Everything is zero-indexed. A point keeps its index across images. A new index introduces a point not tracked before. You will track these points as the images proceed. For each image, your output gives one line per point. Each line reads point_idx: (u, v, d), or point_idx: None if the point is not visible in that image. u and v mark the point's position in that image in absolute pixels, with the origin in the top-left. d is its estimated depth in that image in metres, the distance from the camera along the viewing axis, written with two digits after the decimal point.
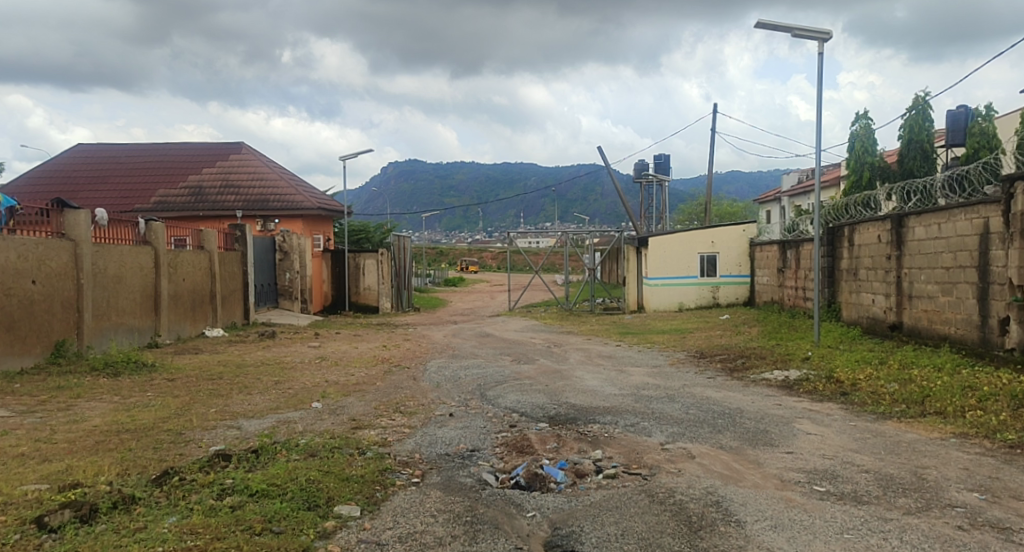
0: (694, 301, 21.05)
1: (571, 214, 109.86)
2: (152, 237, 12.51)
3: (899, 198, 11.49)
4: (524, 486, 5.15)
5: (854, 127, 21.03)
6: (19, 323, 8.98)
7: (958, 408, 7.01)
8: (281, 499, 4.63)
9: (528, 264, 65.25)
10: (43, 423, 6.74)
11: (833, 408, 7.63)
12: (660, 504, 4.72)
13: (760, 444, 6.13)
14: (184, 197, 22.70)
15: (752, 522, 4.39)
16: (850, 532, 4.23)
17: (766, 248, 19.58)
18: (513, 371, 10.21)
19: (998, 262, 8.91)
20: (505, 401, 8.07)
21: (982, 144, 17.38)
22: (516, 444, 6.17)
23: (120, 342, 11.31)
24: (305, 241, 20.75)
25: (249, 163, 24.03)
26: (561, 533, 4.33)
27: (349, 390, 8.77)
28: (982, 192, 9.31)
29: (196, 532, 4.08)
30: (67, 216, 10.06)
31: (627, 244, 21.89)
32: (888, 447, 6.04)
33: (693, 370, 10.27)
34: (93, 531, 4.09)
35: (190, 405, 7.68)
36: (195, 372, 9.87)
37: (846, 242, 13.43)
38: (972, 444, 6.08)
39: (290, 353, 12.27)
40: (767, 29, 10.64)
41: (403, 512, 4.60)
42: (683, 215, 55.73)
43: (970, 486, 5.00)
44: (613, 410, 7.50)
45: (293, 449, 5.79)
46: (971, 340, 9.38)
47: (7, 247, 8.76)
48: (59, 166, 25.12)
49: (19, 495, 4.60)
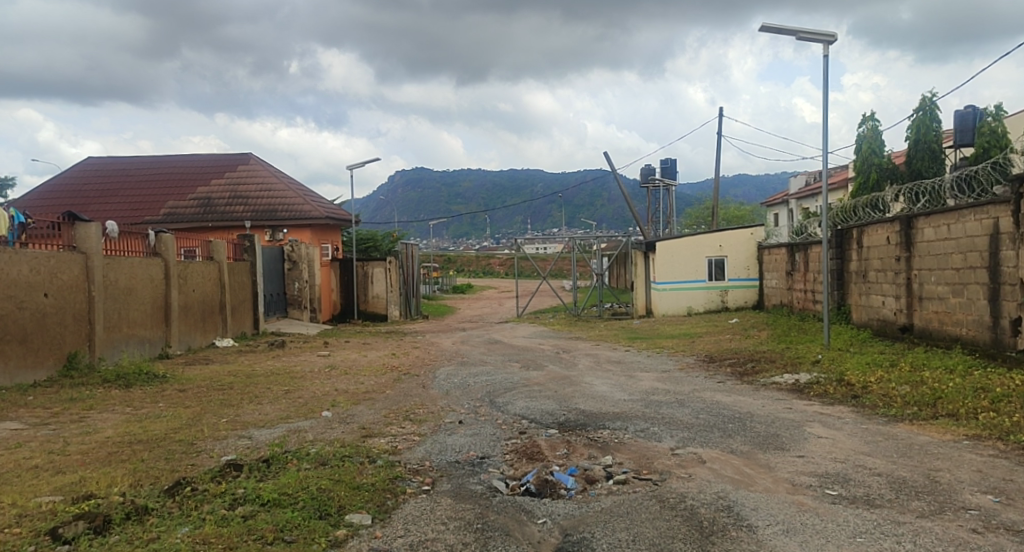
0: (702, 306, 20.97)
1: (577, 220, 110.37)
2: (163, 248, 12.62)
3: (907, 199, 11.40)
4: (534, 492, 5.16)
5: (860, 129, 21.09)
6: (31, 335, 9.06)
7: (971, 410, 6.98)
8: (292, 508, 4.64)
9: (536, 271, 66.05)
10: (56, 434, 6.80)
11: (844, 411, 7.60)
12: (671, 509, 4.70)
13: (771, 448, 6.12)
14: (193, 209, 22.86)
15: (764, 527, 4.38)
16: (862, 536, 4.21)
17: (774, 251, 19.50)
18: (523, 377, 10.22)
19: (1008, 263, 8.85)
20: (514, 408, 8.10)
21: (991, 143, 17.27)
22: (526, 451, 6.16)
23: (131, 353, 11.37)
24: (313, 250, 20.99)
25: (257, 174, 24.20)
26: (572, 540, 4.31)
27: (359, 398, 8.82)
28: (991, 192, 9.28)
29: (209, 542, 4.10)
30: (78, 229, 10.14)
31: (636, 250, 22.51)
32: (900, 449, 6.00)
33: (703, 375, 10.22)
34: (107, 542, 4.10)
35: (201, 415, 7.71)
36: (207, 382, 9.92)
37: (855, 244, 13.37)
38: (985, 445, 6.04)
39: (299, 362, 12.30)
40: (772, 33, 10.70)
41: (414, 520, 4.61)
42: (691, 218, 56.03)
43: (984, 488, 4.96)
44: (623, 415, 7.50)
45: (304, 458, 5.81)
46: (983, 341, 9.33)
47: (18, 263, 8.82)
48: (70, 180, 25.34)
49: (34, 507, 4.64)
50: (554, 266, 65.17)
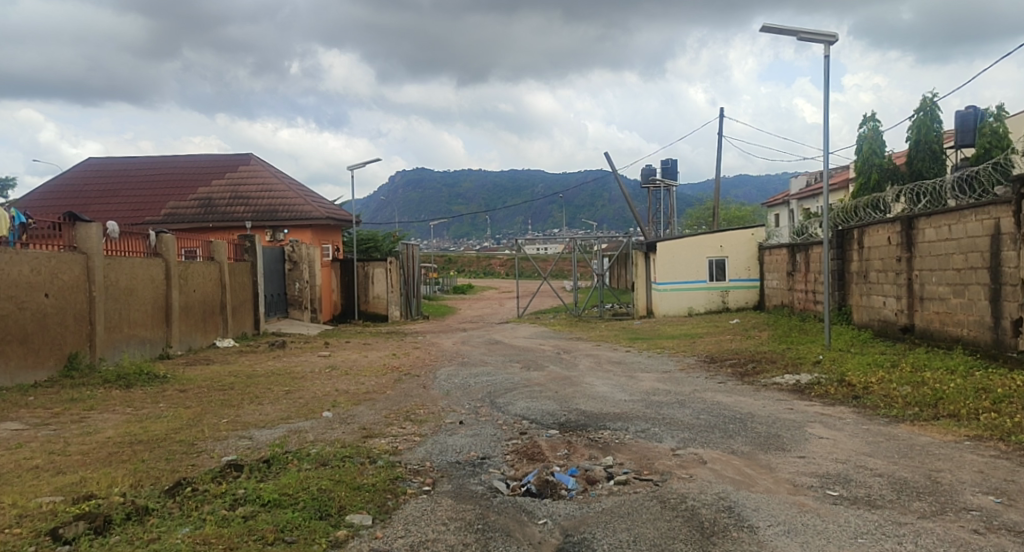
0: (703, 306, 20.95)
1: (578, 221, 110.36)
2: (163, 249, 12.62)
3: (908, 200, 11.38)
4: (535, 493, 5.15)
5: (861, 129, 21.08)
6: (32, 335, 9.06)
7: (972, 411, 6.97)
8: (293, 508, 4.64)
9: (537, 272, 66.06)
10: (56, 435, 6.80)
11: (845, 411, 7.59)
12: (672, 510, 4.69)
13: (773, 448, 6.11)
14: (194, 209, 22.88)
15: (766, 527, 4.38)
16: (863, 537, 4.21)
17: (775, 252, 19.49)
18: (523, 378, 10.21)
19: (1010, 263, 8.84)
20: (515, 408, 8.10)
21: (992, 144, 17.24)
22: (527, 452, 6.16)
23: (132, 354, 11.36)
24: (314, 250, 20.99)
25: (258, 174, 24.21)
26: (572, 541, 4.31)
27: (360, 399, 8.82)
28: (993, 193, 9.27)
29: (209, 542, 4.10)
30: (78, 230, 10.13)
31: (636, 251, 22.54)
32: (902, 450, 6.00)
33: (703, 375, 10.21)
34: (107, 543, 4.10)
35: (202, 415, 7.72)
36: (207, 383, 9.92)
37: (855, 244, 13.37)
38: (987, 446, 6.02)
39: (300, 363, 12.30)
40: (772, 34, 10.70)
41: (415, 521, 4.60)
42: (692, 219, 56.01)
43: (985, 489, 4.96)
44: (624, 416, 7.49)
45: (304, 459, 5.80)
46: (984, 341, 9.32)
47: (18, 263, 8.82)
48: (71, 181, 25.36)
49: (34, 507, 4.64)
50: (555, 267, 65.19)
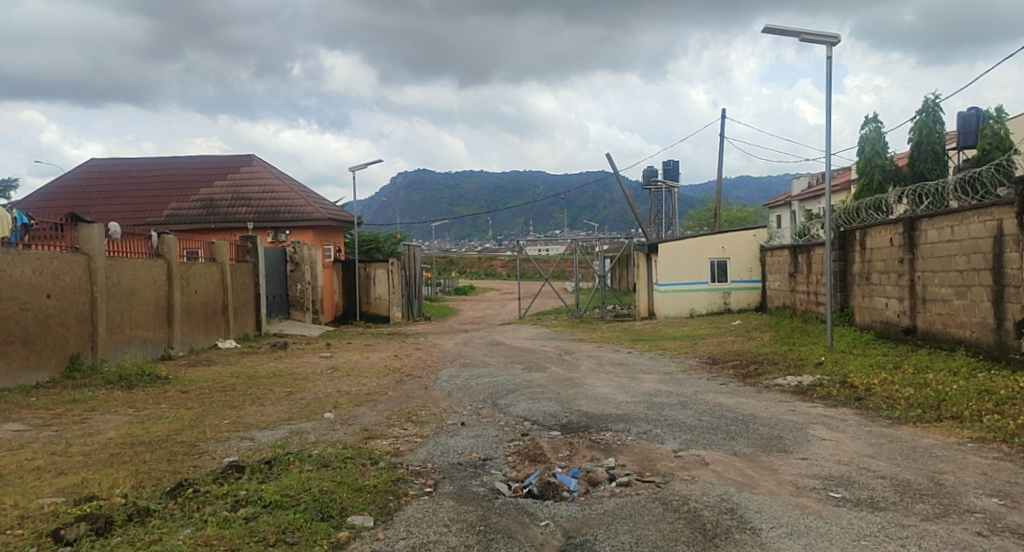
0: (705, 308, 20.94)
1: (580, 222, 110.39)
2: (164, 249, 12.62)
3: (910, 201, 11.34)
4: (536, 495, 5.13)
5: (864, 130, 21.06)
6: (34, 336, 9.07)
7: (975, 413, 6.95)
8: (294, 509, 4.63)
9: (538, 274, 66.09)
10: (59, 435, 6.83)
11: (848, 413, 7.58)
12: (674, 512, 4.68)
13: (775, 450, 6.10)
14: (196, 210, 22.91)
15: (768, 529, 4.36)
16: (866, 539, 4.20)
17: (777, 253, 19.49)
18: (524, 379, 10.22)
19: (1012, 264, 8.82)
20: (517, 409, 8.09)
21: (994, 145, 17.22)
22: (528, 453, 6.16)
23: (134, 354, 11.37)
24: (315, 251, 20.99)
25: (260, 175, 24.24)
26: (574, 542, 4.29)
27: (362, 400, 8.82)
28: (996, 194, 9.24)
29: (210, 544, 4.10)
30: (81, 231, 10.14)
31: (638, 252, 22.58)
32: (905, 452, 5.98)
33: (705, 376, 10.19)
34: (109, 543, 4.10)
35: (203, 416, 7.72)
36: (209, 384, 9.92)
37: (857, 246, 13.36)
38: (989, 448, 6.01)
39: (302, 363, 12.31)
40: (775, 35, 10.68)
41: (416, 522, 4.59)
42: (693, 220, 56.04)
43: (989, 491, 4.94)
44: (626, 417, 7.48)
45: (306, 460, 5.80)
46: (987, 343, 9.30)
47: (20, 264, 8.83)
48: (72, 182, 25.38)
49: (36, 508, 4.64)
50: (557, 267, 65.24)
